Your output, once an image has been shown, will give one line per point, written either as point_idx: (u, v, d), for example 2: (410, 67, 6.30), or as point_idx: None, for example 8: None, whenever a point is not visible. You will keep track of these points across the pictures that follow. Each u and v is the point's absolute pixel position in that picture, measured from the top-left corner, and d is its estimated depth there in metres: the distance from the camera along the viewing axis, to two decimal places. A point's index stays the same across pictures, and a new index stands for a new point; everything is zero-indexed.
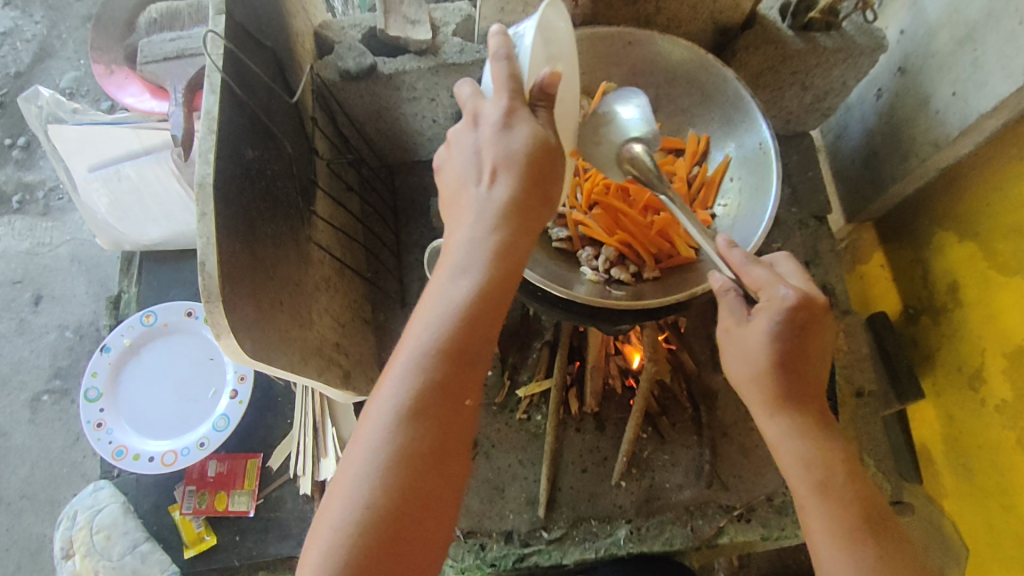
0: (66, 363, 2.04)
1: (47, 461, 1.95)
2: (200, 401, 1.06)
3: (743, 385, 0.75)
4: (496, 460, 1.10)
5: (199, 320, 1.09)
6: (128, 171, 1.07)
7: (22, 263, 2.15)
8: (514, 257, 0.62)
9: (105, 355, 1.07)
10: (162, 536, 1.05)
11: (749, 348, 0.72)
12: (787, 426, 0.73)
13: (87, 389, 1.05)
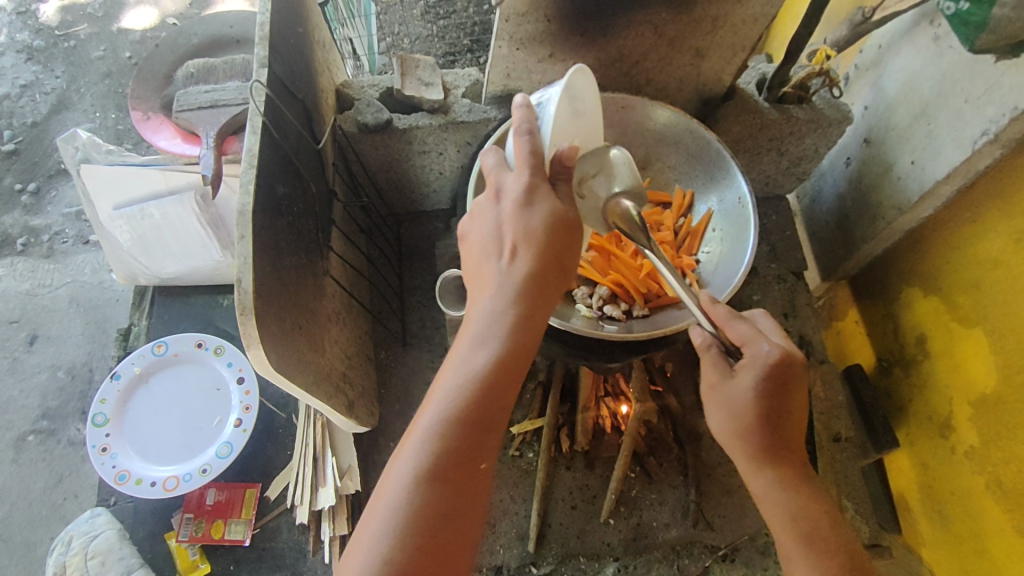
0: (55, 403, 2.05)
1: (26, 503, 1.93)
2: (204, 430, 1.09)
3: (729, 443, 0.80)
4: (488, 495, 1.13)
5: (209, 351, 1.13)
6: (152, 210, 1.14)
7: (21, 303, 2.19)
8: (530, 329, 0.67)
9: (114, 382, 1.11)
10: (156, 564, 1.05)
11: (737, 402, 0.78)
12: (773, 480, 0.78)
13: (95, 414, 1.08)
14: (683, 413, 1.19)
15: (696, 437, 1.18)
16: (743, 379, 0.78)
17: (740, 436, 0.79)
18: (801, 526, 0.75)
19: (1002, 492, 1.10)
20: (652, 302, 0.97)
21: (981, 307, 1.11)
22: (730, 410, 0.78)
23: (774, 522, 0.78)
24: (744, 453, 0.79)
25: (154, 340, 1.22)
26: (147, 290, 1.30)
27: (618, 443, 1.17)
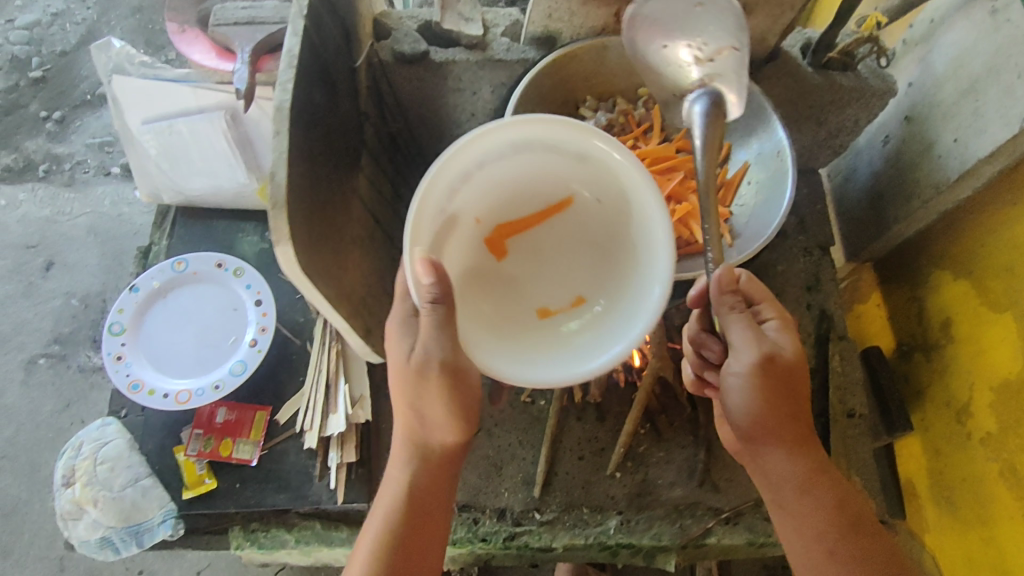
0: (68, 329, 2.11)
1: (33, 424, 1.99)
2: (218, 347, 1.09)
3: (769, 426, 0.85)
4: (497, 439, 1.13)
5: (228, 272, 1.12)
6: (180, 126, 1.13)
7: (41, 229, 2.25)
8: (434, 502, 0.89)
9: (132, 294, 1.11)
10: (164, 476, 1.05)
11: (789, 361, 0.83)
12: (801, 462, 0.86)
13: (111, 323, 1.08)
14: None
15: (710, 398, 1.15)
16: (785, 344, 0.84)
17: (776, 418, 0.84)
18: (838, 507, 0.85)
19: (1016, 480, 1.09)
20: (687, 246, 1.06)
21: (1012, 292, 1.09)
22: (784, 376, 0.82)
23: (817, 506, 0.85)
24: (780, 443, 0.85)
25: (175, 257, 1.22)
26: (169, 210, 1.29)
27: (630, 398, 1.16)
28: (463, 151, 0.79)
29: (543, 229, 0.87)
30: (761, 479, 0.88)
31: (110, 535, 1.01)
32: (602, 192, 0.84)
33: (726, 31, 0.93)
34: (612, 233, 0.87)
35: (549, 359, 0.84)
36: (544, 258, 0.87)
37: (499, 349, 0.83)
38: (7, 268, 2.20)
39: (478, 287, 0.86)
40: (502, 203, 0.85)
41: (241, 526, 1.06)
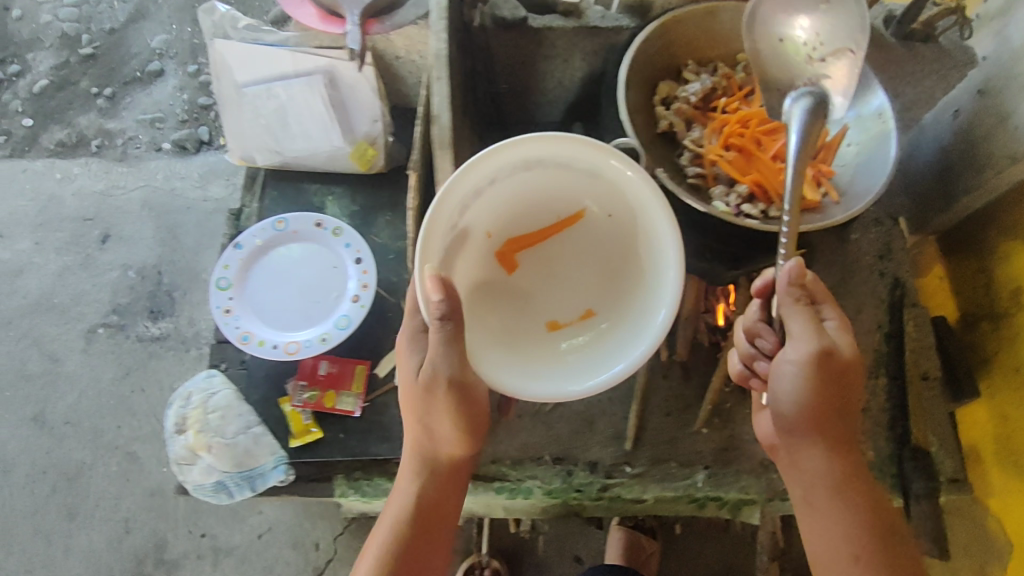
0: (126, 300, 2.15)
1: (95, 391, 2.04)
2: (322, 303, 1.13)
3: (812, 425, 0.95)
4: (588, 395, 1.17)
5: (328, 231, 1.16)
6: (280, 90, 1.17)
7: (95, 203, 2.29)
8: (445, 501, 1.02)
9: (236, 251, 1.14)
10: (272, 425, 1.09)
11: (838, 366, 0.92)
12: (835, 465, 0.97)
13: (219, 278, 1.12)
14: None
15: None
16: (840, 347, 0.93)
17: (819, 419, 0.94)
18: (866, 509, 0.96)
19: None
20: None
21: None
22: (837, 377, 0.91)
23: (851, 507, 0.96)
24: (820, 444, 0.96)
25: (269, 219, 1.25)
26: (260, 173, 1.31)
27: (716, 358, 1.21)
28: (475, 172, 0.96)
29: (552, 242, 1.06)
30: (796, 473, 0.99)
31: (223, 480, 1.06)
32: (613, 208, 1.04)
33: (844, 31, 1.05)
34: (613, 250, 1.06)
35: (564, 370, 1.01)
36: (553, 273, 1.06)
37: (506, 360, 0.99)
38: (63, 240, 2.24)
39: (490, 293, 1.05)
40: (513, 219, 1.04)
41: (344, 475, 1.08)
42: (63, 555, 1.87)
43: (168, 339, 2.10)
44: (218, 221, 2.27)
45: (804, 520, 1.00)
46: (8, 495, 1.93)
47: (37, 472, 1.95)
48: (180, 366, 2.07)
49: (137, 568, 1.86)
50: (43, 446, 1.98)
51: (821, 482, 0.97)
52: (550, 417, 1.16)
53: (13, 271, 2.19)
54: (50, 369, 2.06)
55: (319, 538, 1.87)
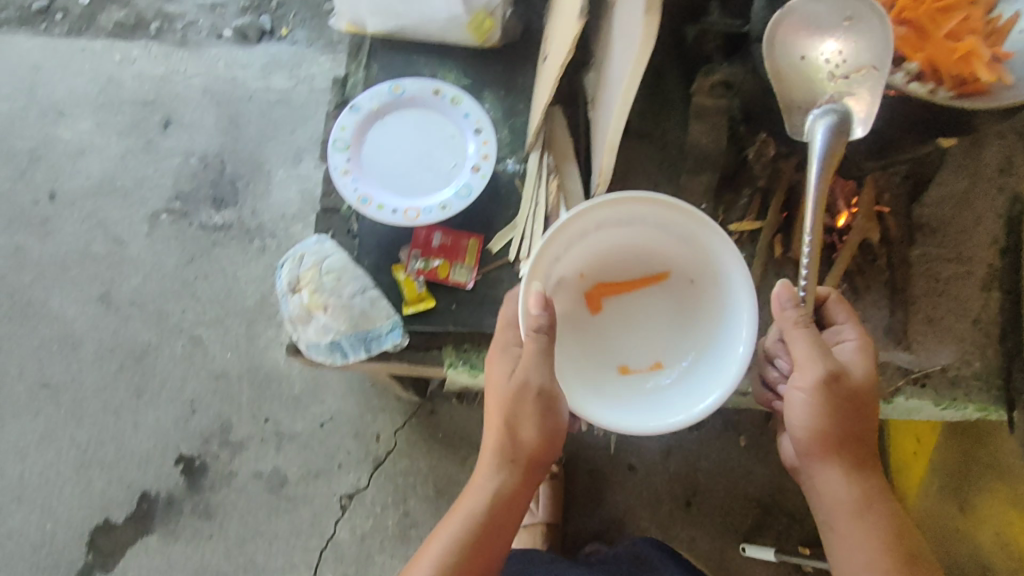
0: (189, 187, 2.12)
1: (160, 276, 2.04)
2: (440, 172, 1.11)
3: (840, 442, 1.00)
4: None
5: (446, 98, 1.12)
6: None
7: (156, 87, 2.23)
8: (510, 512, 1.06)
9: (353, 114, 1.12)
10: (387, 291, 1.11)
11: (860, 383, 1.00)
12: (859, 480, 1.02)
13: (336, 139, 1.10)
14: (895, 240, 1.22)
15: (906, 265, 1.21)
16: (856, 366, 1.00)
17: (843, 437, 1.00)
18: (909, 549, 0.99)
19: None
20: (960, 88, 0.97)
21: None
22: (859, 395, 0.99)
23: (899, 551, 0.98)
24: (854, 477, 1.02)
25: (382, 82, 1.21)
26: (365, 41, 1.26)
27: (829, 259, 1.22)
28: (581, 219, 1.05)
29: (637, 295, 1.13)
30: (837, 513, 1.02)
31: (338, 340, 1.06)
32: (697, 276, 1.10)
33: (869, 49, 0.96)
34: (693, 312, 1.12)
35: (645, 404, 1.07)
36: (634, 323, 1.13)
37: (584, 386, 1.07)
38: (125, 123, 2.19)
39: (574, 333, 1.12)
40: (605, 265, 1.12)
41: (453, 345, 1.10)
42: (132, 431, 1.91)
43: (232, 229, 2.09)
44: (279, 113, 2.21)
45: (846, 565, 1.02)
46: (78, 370, 1.96)
47: (105, 350, 1.98)
48: (244, 256, 2.06)
49: (202, 447, 1.90)
50: (109, 326, 2.00)
51: (847, 497, 1.02)
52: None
53: (75, 152, 2.16)
54: (115, 251, 2.06)
55: (380, 430, 1.89)
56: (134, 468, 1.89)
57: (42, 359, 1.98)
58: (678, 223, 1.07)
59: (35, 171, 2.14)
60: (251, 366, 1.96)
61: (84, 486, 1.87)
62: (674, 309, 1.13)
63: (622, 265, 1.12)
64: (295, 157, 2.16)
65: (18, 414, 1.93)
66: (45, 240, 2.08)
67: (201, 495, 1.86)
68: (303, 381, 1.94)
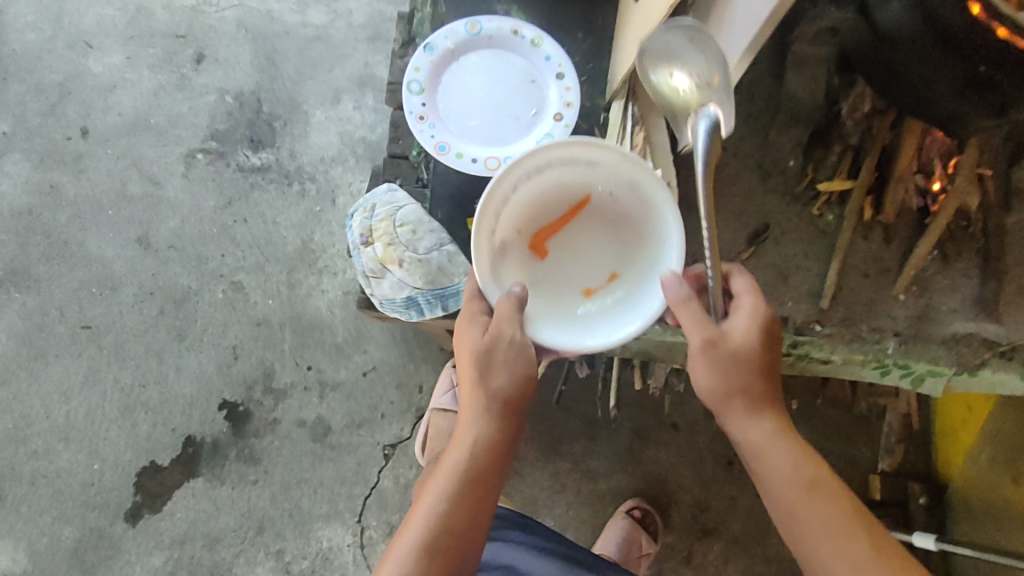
0: (225, 127, 2.05)
1: (198, 219, 2.00)
2: (518, 118, 1.09)
3: (731, 396, 1.01)
4: (784, 248, 1.11)
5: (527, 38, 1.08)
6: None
7: (187, 18, 2.12)
8: (491, 471, 1.02)
9: (427, 53, 1.08)
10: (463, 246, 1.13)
11: (745, 341, 1.00)
12: (766, 431, 1.00)
13: (411, 81, 1.07)
14: (996, 205, 1.10)
15: (1006, 230, 1.09)
16: (745, 334, 1.01)
17: (738, 390, 1.01)
18: (840, 507, 0.95)
19: None
20: None
21: None
22: (737, 352, 1.00)
23: (884, 555, 0.91)
24: (801, 474, 0.97)
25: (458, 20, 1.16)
26: None
27: (922, 224, 1.14)
28: (508, 180, 1.03)
29: (573, 224, 1.14)
30: (801, 522, 0.95)
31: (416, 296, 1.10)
32: (617, 189, 1.10)
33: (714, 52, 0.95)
34: (629, 218, 1.11)
35: (608, 323, 1.11)
36: (580, 248, 1.14)
37: (550, 318, 1.10)
38: (157, 57, 2.10)
39: (529, 275, 1.13)
40: (535, 212, 1.11)
41: None
42: (175, 375, 1.91)
43: (270, 171, 2.02)
44: (317, 50, 2.11)
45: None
46: (118, 313, 1.94)
47: (145, 293, 1.95)
48: (284, 201, 2.01)
49: (246, 393, 1.89)
50: (148, 269, 1.97)
51: (749, 449, 1.01)
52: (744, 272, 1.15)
53: (106, 87, 2.08)
54: (152, 192, 2.01)
55: (423, 380, 1.89)
56: (179, 412, 1.89)
57: (81, 301, 1.95)
58: (586, 153, 1.05)
59: (66, 106, 2.06)
60: (293, 313, 1.94)
61: (130, 429, 1.88)
62: (614, 238, 1.14)
63: (548, 197, 1.11)
64: (334, 97, 2.08)
65: (60, 355, 1.92)
66: (79, 178, 2.02)
67: (246, 441, 1.87)
68: (346, 330, 1.93)
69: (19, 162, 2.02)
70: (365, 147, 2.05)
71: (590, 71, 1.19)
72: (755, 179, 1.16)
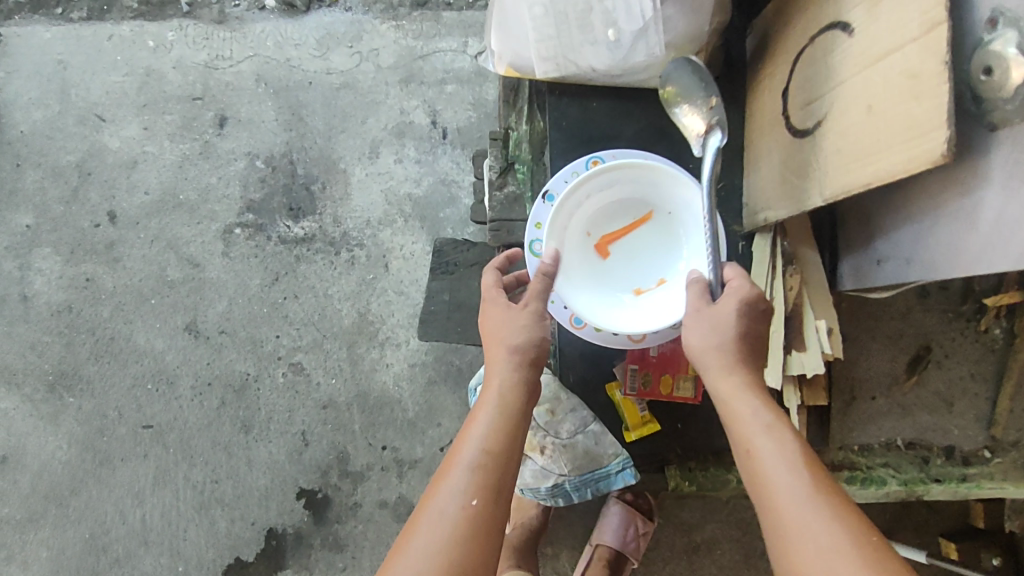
0: (259, 196, 1.91)
1: (245, 299, 1.88)
2: (640, 261, 1.11)
3: (705, 352, 0.91)
4: (948, 372, 1.17)
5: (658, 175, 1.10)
6: (606, 32, 0.98)
7: (201, 77, 1.95)
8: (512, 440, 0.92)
9: (546, 203, 1.09)
10: (605, 412, 1.19)
11: (724, 314, 0.91)
12: (742, 384, 0.89)
13: (532, 242, 1.08)
14: None
15: None
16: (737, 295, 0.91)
17: (726, 353, 0.90)
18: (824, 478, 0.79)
19: None
20: None
21: None
22: (717, 319, 0.91)
23: (843, 514, 0.75)
24: (762, 420, 0.85)
25: (588, 157, 1.09)
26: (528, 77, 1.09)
27: None
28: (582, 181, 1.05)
29: (633, 236, 1.11)
30: (754, 468, 0.83)
31: (562, 484, 1.21)
32: (675, 207, 1.09)
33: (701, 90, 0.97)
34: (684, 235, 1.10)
35: (657, 321, 1.04)
36: (638, 261, 1.11)
37: (595, 312, 1.05)
38: (176, 125, 1.95)
39: (586, 278, 1.09)
40: (602, 218, 1.10)
41: (677, 466, 1.20)
42: (246, 467, 1.84)
43: (316, 241, 1.89)
44: (345, 99, 1.94)
45: (790, 559, 0.75)
46: (178, 408, 1.86)
47: (202, 385, 1.87)
48: (333, 271, 1.89)
49: (322, 479, 1.83)
50: (202, 358, 1.87)
51: (728, 412, 0.88)
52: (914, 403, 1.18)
53: (128, 162, 1.94)
54: (193, 275, 1.90)
55: None
56: (256, 505, 1.82)
57: (138, 398, 1.87)
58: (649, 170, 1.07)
59: (87, 189, 1.94)
60: (359, 392, 1.85)
61: (208, 526, 1.83)
62: (668, 250, 1.10)
63: (613, 204, 1.09)
64: (371, 151, 1.92)
65: (126, 458, 1.86)
66: (115, 268, 1.91)
67: (329, 528, 1.81)
68: (417, 405, 1.84)
69: (50, 256, 1.92)
70: (412, 204, 1.91)
71: (721, 191, 1.11)
72: (912, 299, 1.17)
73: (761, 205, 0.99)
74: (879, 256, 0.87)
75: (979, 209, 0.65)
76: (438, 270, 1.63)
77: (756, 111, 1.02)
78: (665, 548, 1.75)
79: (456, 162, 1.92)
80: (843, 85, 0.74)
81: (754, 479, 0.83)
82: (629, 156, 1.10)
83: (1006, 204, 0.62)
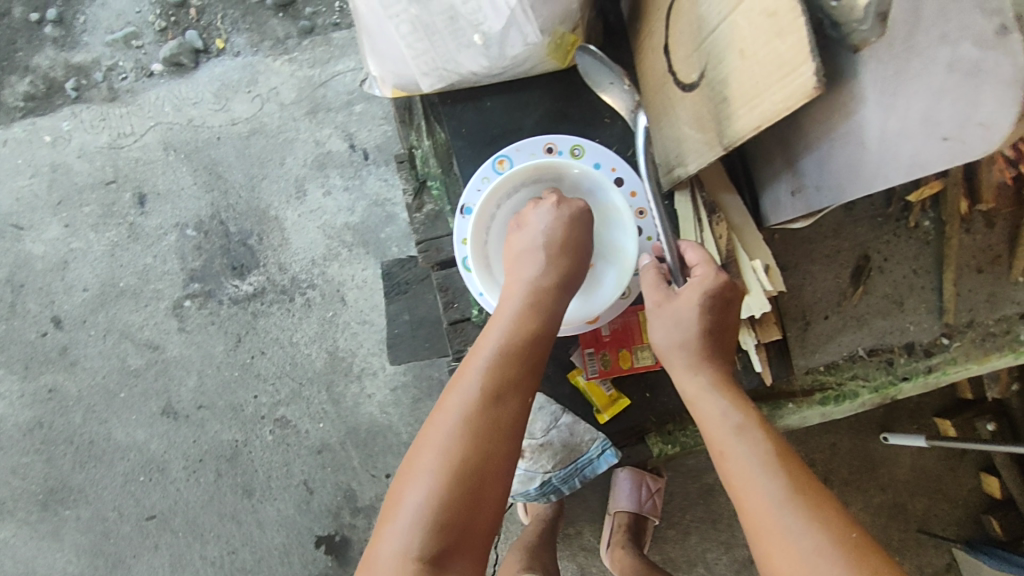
0: (200, 263, 1.87)
1: (213, 368, 1.86)
2: None
3: (671, 350, 0.97)
4: (891, 274, 1.19)
5: (565, 153, 1.10)
6: (476, 32, 0.97)
7: (108, 160, 1.90)
8: (534, 346, 0.94)
9: (466, 217, 1.10)
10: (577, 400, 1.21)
11: (681, 313, 0.96)
12: (707, 379, 0.94)
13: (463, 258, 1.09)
14: None
15: None
16: (693, 292, 0.95)
17: (695, 348, 0.95)
18: (804, 478, 0.82)
19: None
20: None
21: None
22: (677, 318, 0.96)
23: (818, 511, 0.78)
24: (732, 420, 0.89)
25: (494, 158, 1.10)
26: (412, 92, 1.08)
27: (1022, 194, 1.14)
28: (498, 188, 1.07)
29: None
30: (727, 468, 0.87)
31: (549, 480, 1.22)
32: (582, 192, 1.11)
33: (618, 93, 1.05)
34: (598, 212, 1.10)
35: (592, 307, 1.07)
36: None
37: None
38: (96, 214, 1.90)
39: None
40: None
41: (657, 433, 1.21)
42: (259, 530, 1.82)
43: (267, 294, 1.87)
44: (259, 145, 1.90)
45: (771, 560, 0.78)
46: (176, 492, 1.84)
47: (194, 463, 1.85)
48: (292, 318, 1.86)
49: (336, 522, 1.82)
50: (187, 437, 1.85)
51: (698, 409, 0.93)
52: (864, 312, 1.19)
53: (58, 264, 1.89)
54: (155, 358, 1.87)
55: None
56: (279, 563, 1.82)
57: (134, 493, 1.85)
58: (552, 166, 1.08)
59: (24, 300, 1.89)
60: (349, 429, 1.84)
61: None
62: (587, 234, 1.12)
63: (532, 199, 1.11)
64: (298, 190, 1.89)
65: (138, 553, 1.84)
66: (74, 371, 1.87)
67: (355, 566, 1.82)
68: (408, 425, 1.84)
69: (5, 377, 1.88)
70: (352, 232, 1.89)
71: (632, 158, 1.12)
72: (840, 215, 1.19)
73: (671, 159, 1.00)
74: (790, 188, 0.92)
75: (864, 130, 0.73)
76: (392, 292, 1.61)
77: (646, 75, 1.04)
78: (681, 497, 1.77)
79: (384, 180, 1.90)
80: (712, 36, 0.75)
81: (730, 478, 0.86)
82: (535, 145, 1.10)
83: (887, 118, 0.70)
